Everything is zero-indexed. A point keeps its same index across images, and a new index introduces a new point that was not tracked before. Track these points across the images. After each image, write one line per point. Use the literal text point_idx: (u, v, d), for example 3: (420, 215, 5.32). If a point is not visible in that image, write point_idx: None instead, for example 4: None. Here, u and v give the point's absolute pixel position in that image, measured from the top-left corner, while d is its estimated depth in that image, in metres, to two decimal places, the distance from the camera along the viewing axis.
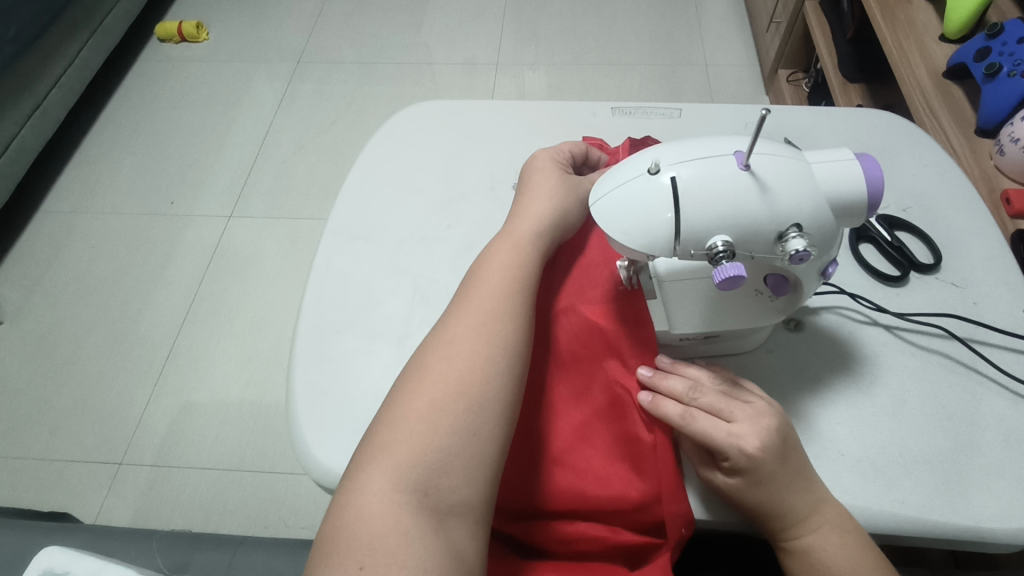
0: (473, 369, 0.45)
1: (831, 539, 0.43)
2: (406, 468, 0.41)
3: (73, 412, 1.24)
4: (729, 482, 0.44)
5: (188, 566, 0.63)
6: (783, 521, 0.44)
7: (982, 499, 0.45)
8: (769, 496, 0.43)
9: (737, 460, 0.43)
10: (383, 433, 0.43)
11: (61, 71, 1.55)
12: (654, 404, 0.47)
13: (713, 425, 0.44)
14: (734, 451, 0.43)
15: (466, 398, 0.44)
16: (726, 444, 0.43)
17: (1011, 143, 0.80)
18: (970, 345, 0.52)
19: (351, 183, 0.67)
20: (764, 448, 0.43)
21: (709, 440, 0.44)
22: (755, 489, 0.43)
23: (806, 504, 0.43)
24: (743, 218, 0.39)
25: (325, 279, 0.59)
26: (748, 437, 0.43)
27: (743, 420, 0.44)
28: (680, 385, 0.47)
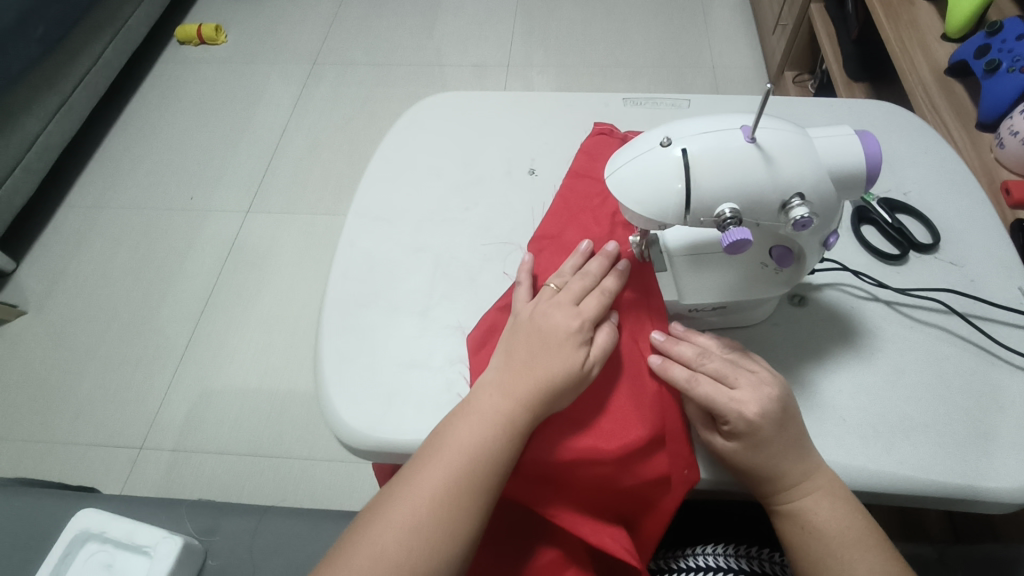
0: (504, 417, 0.47)
1: (820, 503, 0.46)
2: (445, 502, 0.45)
3: (94, 399, 1.27)
4: (727, 445, 0.47)
5: (215, 530, 0.66)
6: (777, 485, 0.46)
7: (978, 462, 0.47)
8: (763, 462, 0.46)
9: (736, 424, 0.46)
10: (425, 462, 0.46)
11: (85, 71, 1.60)
12: (663, 368, 0.49)
13: (716, 390, 0.47)
14: (734, 415, 0.46)
15: (509, 433, 0.46)
16: (727, 409, 0.46)
17: (1011, 136, 0.82)
18: (969, 319, 0.54)
19: (375, 168, 0.70)
20: (762, 414, 0.46)
21: (711, 404, 0.47)
22: (752, 453, 0.46)
23: (799, 470, 0.46)
24: (749, 187, 0.41)
25: (350, 257, 0.63)
26: (748, 404, 0.46)
27: (745, 388, 0.47)
28: (689, 351, 0.50)
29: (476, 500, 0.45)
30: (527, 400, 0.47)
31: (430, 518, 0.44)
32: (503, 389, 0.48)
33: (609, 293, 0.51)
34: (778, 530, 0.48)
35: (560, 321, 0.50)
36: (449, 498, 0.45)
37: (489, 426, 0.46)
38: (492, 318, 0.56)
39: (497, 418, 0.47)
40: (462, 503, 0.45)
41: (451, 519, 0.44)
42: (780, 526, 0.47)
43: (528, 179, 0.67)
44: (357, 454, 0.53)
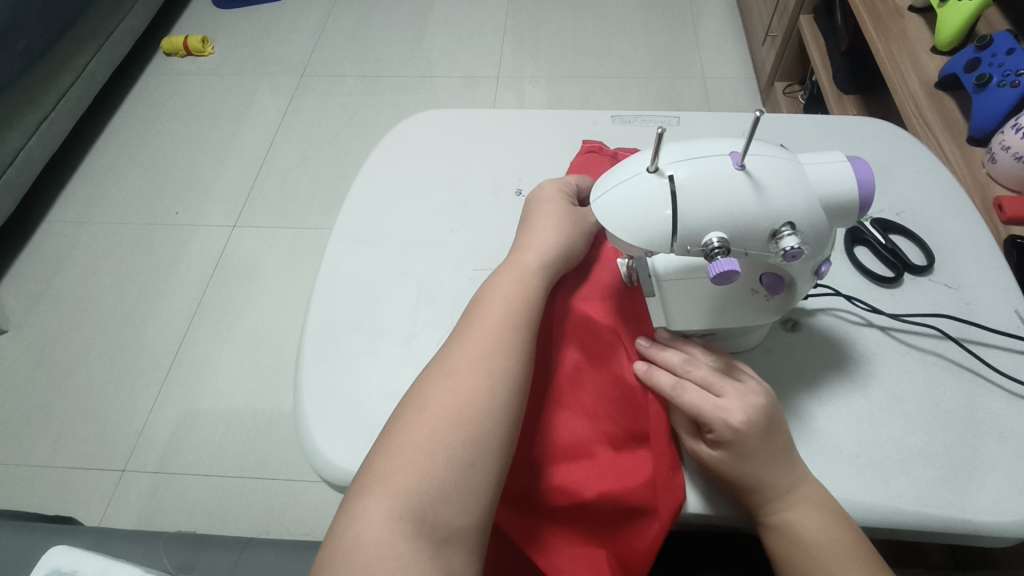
0: (472, 398, 0.44)
1: (808, 514, 0.44)
2: (468, 408, 0.44)
3: (76, 420, 1.24)
4: (713, 454, 0.46)
5: (194, 566, 0.63)
6: (763, 496, 0.45)
7: (978, 494, 0.46)
8: (746, 469, 0.44)
9: (722, 432, 0.45)
10: (389, 452, 0.43)
11: (69, 84, 1.57)
12: (648, 374, 0.48)
13: (702, 398, 0.46)
14: (719, 424, 0.45)
15: (478, 412, 0.44)
16: (713, 417, 0.45)
17: (1003, 151, 0.82)
18: (964, 345, 0.53)
19: (358, 190, 0.68)
20: (749, 423, 0.44)
21: (697, 412, 0.46)
22: (738, 463, 0.45)
23: (786, 481, 0.44)
24: (738, 216, 0.40)
25: (333, 282, 0.61)
26: (734, 412, 0.45)
27: (731, 395, 0.46)
28: (675, 357, 0.49)
29: (497, 399, 0.45)
30: (491, 382, 0.45)
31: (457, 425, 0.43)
32: (490, 315, 0.49)
33: (576, 239, 0.54)
34: (768, 547, 0.45)
35: (537, 259, 0.52)
36: (469, 402, 0.44)
37: (477, 367, 0.46)
38: None
39: (486, 359, 0.46)
40: (484, 402, 0.44)
41: (424, 509, 0.41)
42: (769, 543, 0.45)
43: (515, 200, 0.66)
44: (340, 489, 0.51)
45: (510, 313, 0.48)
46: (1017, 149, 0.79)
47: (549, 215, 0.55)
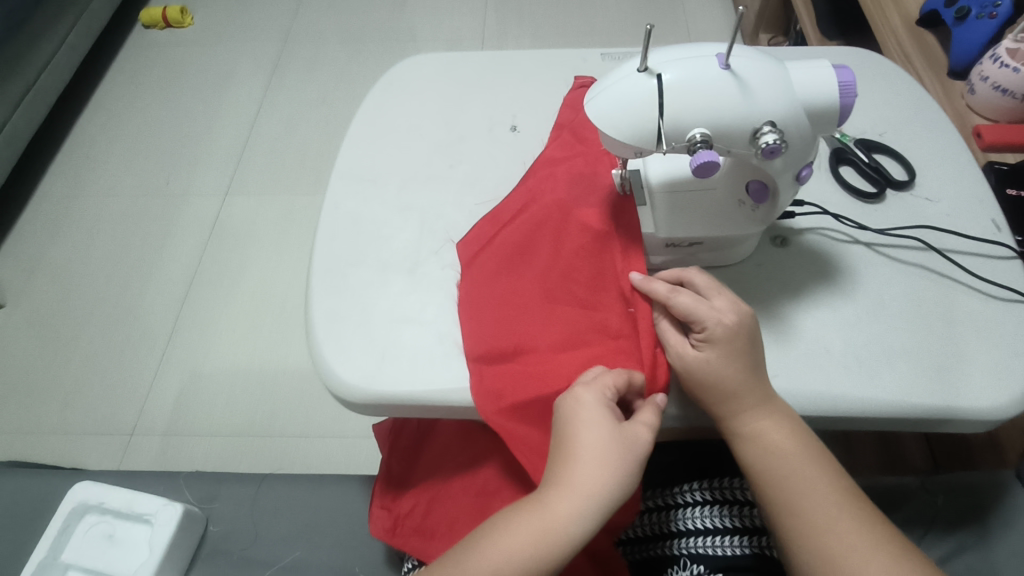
0: (551, 537, 0.44)
1: (780, 421, 0.48)
2: (542, 543, 0.44)
3: (81, 387, 1.27)
4: (700, 355, 0.48)
5: (216, 498, 0.66)
6: (743, 399, 0.48)
7: (956, 383, 0.49)
8: (732, 367, 0.48)
9: (714, 332, 0.48)
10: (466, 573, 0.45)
11: (50, 56, 1.55)
12: (645, 283, 0.50)
13: (696, 301, 0.49)
14: (713, 322, 0.48)
15: (549, 552, 0.44)
16: (708, 316, 0.48)
17: (982, 82, 0.84)
18: (945, 254, 0.55)
19: (355, 132, 0.69)
20: (739, 325, 0.48)
21: (691, 313, 0.48)
22: (725, 362, 0.48)
23: (764, 386, 0.48)
24: (721, 112, 0.42)
25: (336, 218, 0.62)
26: (726, 313, 0.48)
27: (722, 299, 0.49)
28: (681, 271, 0.52)
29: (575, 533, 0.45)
30: (573, 517, 0.45)
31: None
32: (570, 487, 0.45)
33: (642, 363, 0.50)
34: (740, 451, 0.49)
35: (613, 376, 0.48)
36: (548, 539, 0.44)
37: (563, 509, 0.45)
38: (476, 232, 0.59)
39: (573, 501, 0.45)
40: (562, 538, 0.44)
41: None
42: (742, 447, 0.48)
43: (511, 136, 0.67)
44: (354, 410, 0.53)
45: (600, 447, 0.46)
46: (996, 79, 0.82)
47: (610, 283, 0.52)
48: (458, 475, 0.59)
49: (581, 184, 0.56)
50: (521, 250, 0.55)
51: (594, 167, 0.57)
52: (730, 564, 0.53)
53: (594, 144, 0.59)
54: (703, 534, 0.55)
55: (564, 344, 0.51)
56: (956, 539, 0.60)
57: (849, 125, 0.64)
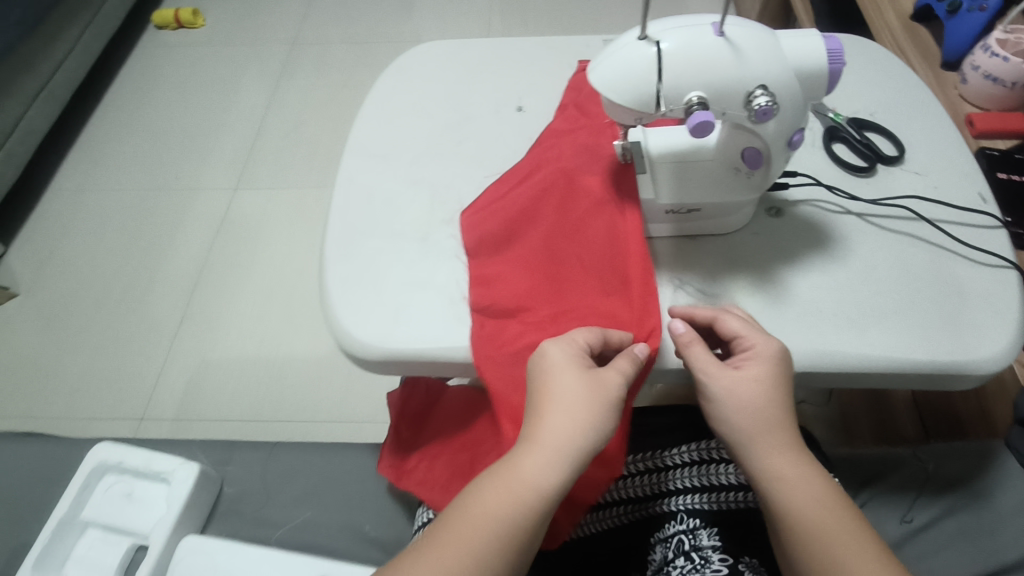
0: (523, 481, 0.44)
1: (808, 465, 0.48)
2: (518, 491, 0.44)
3: (93, 374, 1.29)
4: (745, 375, 0.49)
5: (229, 462, 0.68)
6: (780, 428, 0.48)
7: (942, 342, 0.51)
8: (782, 387, 0.49)
9: (760, 355, 0.49)
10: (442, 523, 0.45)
11: (65, 54, 1.58)
12: (688, 312, 0.53)
13: (743, 327, 0.51)
14: (761, 345, 0.49)
15: (524, 498, 0.44)
16: (757, 339, 0.50)
17: (973, 72, 0.87)
18: (934, 224, 0.58)
19: (367, 112, 0.72)
20: (783, 356, 0.50)
21: (740, 334, 0.51)
22: (769, 385, 0.49)
23: (794, 427, 0.49)
24: (716, 77, 0.45)
25: (349, 191, 0.65)
26: (772, 342, 0.50)
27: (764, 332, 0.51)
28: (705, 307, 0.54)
29: (548, 480, 0.44)
30: (547, 465, 0.45)
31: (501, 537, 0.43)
32: (543, 435, 0.46)
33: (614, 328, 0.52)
34: (771, 491, 0.47)
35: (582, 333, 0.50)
36: (522, 486, 0.44)
37: (535, 454, 0.45)
38: (482, 200, 0.61)
39: (545, 448, 0.45)
40: (536, 484, 0.44)
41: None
42: (773, 486, 0.47)
43: (516, 116, 0.70)
44: (364, 367, 0.56)
45: (571, 394, 0.46)
46: (987, 68, 0.84)
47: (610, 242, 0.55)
48: (461, 435, 0.61)
49: (584, 153, 0.59)
50: (526, 216, 0.58)
51: (597, 138, 0.60)
52: (721, 516, 0.58)
53: (598, 115, 0.61)
54: (694, 492, 0.60)
55: (564, 301, 0.55)
56: (945, 502, 0.62)
57: (842, 104, 0.67)
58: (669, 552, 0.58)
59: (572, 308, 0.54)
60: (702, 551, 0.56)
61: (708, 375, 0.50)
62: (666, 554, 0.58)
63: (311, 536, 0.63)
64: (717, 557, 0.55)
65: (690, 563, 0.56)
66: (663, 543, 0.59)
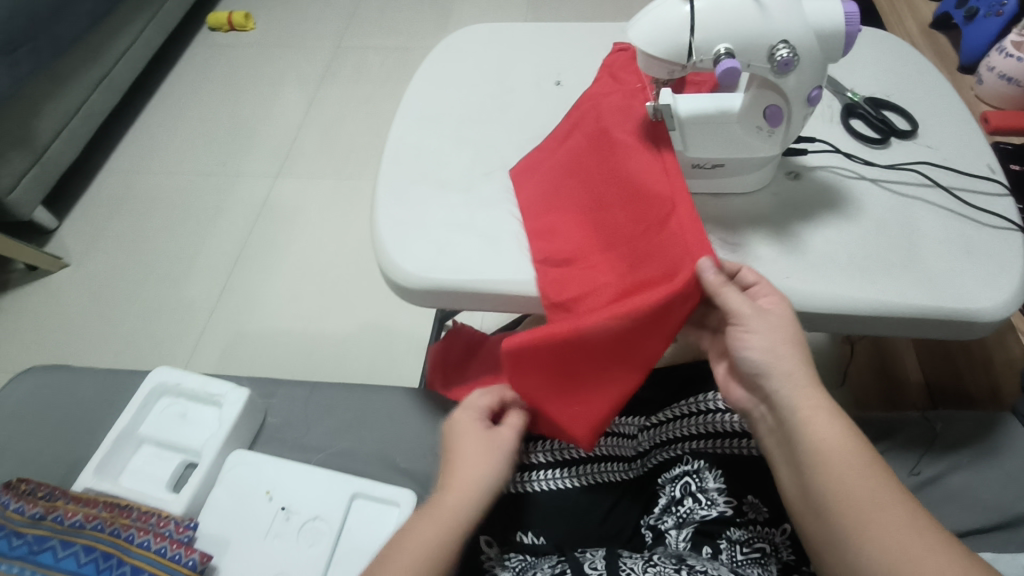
0: (460, 498, 0.54)
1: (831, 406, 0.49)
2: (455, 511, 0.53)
3: (134, 340, 1.36)
4: (767, 313, 0.51)
5: (274, 393, 0.73)
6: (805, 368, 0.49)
7: (947, 290, 0.55)
8: (800, 338, 0.51)
9: (770, 300, 0.52)
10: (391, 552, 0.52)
11: (127, 46, 1.69)
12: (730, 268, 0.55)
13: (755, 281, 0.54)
14: (770, 294, 0.52)
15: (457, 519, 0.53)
16: (767, 290, 0.53)
17: (989, 73, 0.91)
18: (943, 190, 0.62)
19: (418, 82, 0.79)
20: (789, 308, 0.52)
21: (751, 287, 0.53)
22: (787, 326, 0.51)
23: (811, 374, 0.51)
24: (743, 30, 0.50)
25: (400, 146, 0.71)
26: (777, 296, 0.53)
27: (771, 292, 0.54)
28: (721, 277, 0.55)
29: (476, 494, 0.55)
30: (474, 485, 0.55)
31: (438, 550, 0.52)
32: (459, 480, 0.55)
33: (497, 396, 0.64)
34: (805, 424, 0.47)
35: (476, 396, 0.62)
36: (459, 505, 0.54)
37: (466, 480, 0.55)
38: (528, 161, 0.66)
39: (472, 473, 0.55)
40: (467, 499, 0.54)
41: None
42: (806, 422, 0.47)
43: (555, 88, 0.76)
44: (408, 297, 0.61)
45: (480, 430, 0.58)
46: (1002, 69, 0.89)
47: (653, 171, 0.56)
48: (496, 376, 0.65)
49: (619, 112, 0.62)
50: (569, 171, 0.63)
51: (632, 99, 0.63)
52: (727, 460, 0.63)
53: (636, 80, 0.64)
54: (699, 438, 0.65)
55: (606, 242, 0.58)
56: (952, 460, 0.65)
57: (861, 85, 0.71)
58: (677, 493, 0.64)
59: (614, 245, 0.57)
60: (708, 493, 0.62)
61: (746, 314, 0.49)
62: (674, 494, 0.64)
63: (347, 462, 0.68)
64: (721, 498, 0.61)
65: (696, 503, 0.62)
66: (669, 484, 0.65)
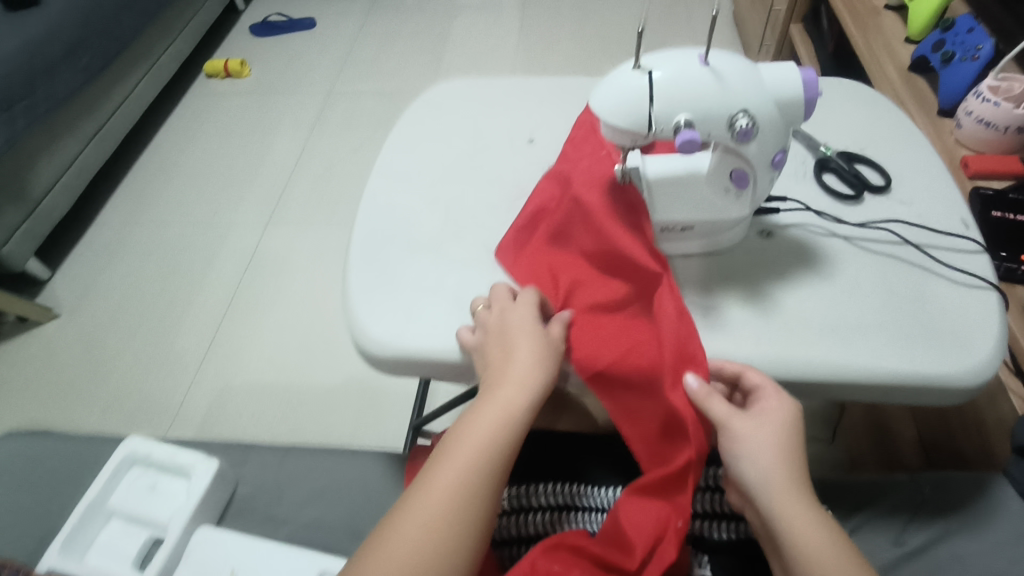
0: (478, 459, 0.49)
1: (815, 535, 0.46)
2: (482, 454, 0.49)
3: (121, 394, 1.35)
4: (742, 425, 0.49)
5: (245, 462, 0.72)
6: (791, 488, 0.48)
7: (924, 354, 0.54)
8: (796, 445, 0.50)
9: (762, 408, 0.50)
10: (435, 476, 0.49)
11: (122, 98, 1.72)
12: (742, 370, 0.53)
13: (757, 379, 0.52)
14: (766, 404, 0.50)
15: (482, 465, 0.49)
16: (764, 396, 0.51)
17: (967, 117, 0.90)
18: (917, 247, 0.61)
19: (395, 140, 0.79)
20: (794, 419, 0.50)
21: (754, 388, 0.52)
22: (767, 439, 0.49)
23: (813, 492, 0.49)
24: (701, 101, 0.50)
25: (372, 209, 0.71)
26: (772, 407, 0.50)
27: (771, 399, 0.51)
28: (721, 409, 0.50)
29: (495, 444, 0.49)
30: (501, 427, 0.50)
31: (495, 461, 0.49)
32: (505, 384, 0.52)
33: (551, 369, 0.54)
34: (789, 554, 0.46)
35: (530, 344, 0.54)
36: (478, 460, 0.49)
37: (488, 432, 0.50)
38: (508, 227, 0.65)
39: (498, 425, 0.50)
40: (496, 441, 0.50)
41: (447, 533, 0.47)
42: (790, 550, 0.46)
43: (530, 145, 0.76)
44: (376, 366, 0.60)
45: (534, 365, 0.53)
46: (979, 113, 0.88)
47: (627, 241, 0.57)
48: None
49: (585, 176, 0.61)
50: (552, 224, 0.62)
51: (597, 163, 0.62)
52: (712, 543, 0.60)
53: (603, 145, 0.63)
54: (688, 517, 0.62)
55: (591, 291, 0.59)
56: (943, 527, 0.62)
57: (834, 140, 0.71)
58: None
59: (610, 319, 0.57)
60: None
61: (728, 423, 0.49)
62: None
63: (318, 536, 0.66)
64: None
65: None
66: None
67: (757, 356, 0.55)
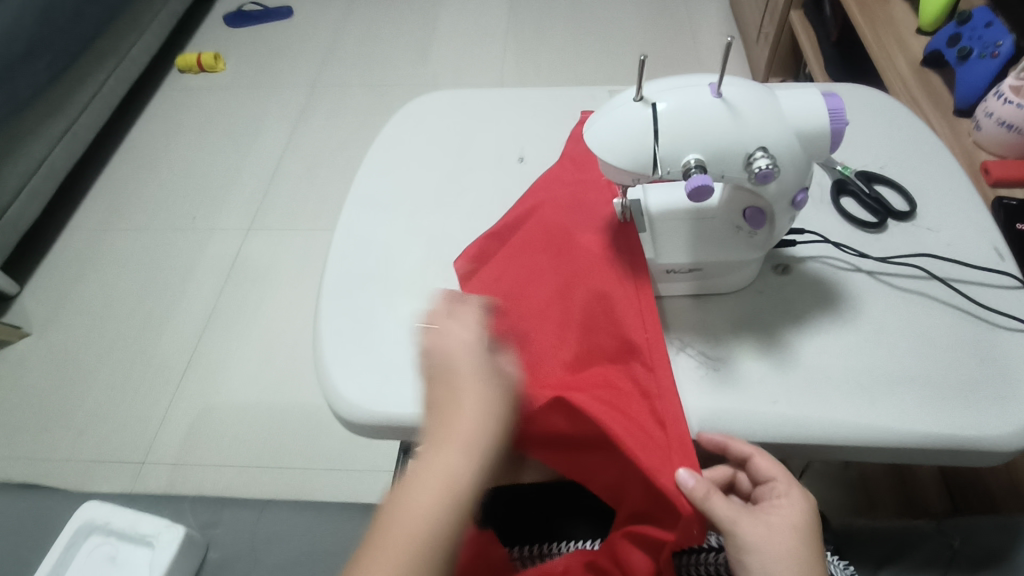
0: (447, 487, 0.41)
1: None
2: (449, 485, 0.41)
3: (97, 416, 1.29)
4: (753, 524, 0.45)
5: (216, 522, 0.69)
6: None
7: (960, 412, 0.48)
8: (812, 551, 0.46)
9: (777, 505, 0.47)
10: (391, 521, 0.41)
11: (89, 97, 1.63)
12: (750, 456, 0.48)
13: (767, 469, 0.47)
14: (781, 502, 0.47)
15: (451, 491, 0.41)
16: (777, 489, 0.47)
17: (987, 118, 0.84)
18: (948, 283, 0.55)
19: (372, 160, 0.72)
20: (806, 519, 0.47)
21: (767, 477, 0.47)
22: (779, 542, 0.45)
23: None
24: (714, 139, 0.43)
25: (347, 243, 0.64)
26: (786, 506, 0.47)
27: (784, 495, 0.47)
28: (727, 510, 0.45)
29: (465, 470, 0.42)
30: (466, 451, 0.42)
31: (463, 495, 0.42)
32: (456, 417, 0.43)
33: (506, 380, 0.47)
34: None
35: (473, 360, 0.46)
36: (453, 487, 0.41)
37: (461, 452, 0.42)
38: (476, 248, 0.58)
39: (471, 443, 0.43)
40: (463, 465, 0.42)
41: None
42: None
43: (519, 166, 0.70)
44: (353, 429, 0.54)
45: (483, 385, 0.45)
46: (1001, 115, 0.82)
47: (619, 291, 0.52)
48: None
49: (577, 211, 0.56)
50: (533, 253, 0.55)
51: (590, 197, 0.57)
52: None
53: (597, 177, 0.58)
54: None
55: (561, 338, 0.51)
56: None
57: (852, 157, 0.65)
58: None
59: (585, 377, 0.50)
60: None
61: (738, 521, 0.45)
62: None
63: None
64: None
65: None
66: None
67: (774, 419, 0.49)
